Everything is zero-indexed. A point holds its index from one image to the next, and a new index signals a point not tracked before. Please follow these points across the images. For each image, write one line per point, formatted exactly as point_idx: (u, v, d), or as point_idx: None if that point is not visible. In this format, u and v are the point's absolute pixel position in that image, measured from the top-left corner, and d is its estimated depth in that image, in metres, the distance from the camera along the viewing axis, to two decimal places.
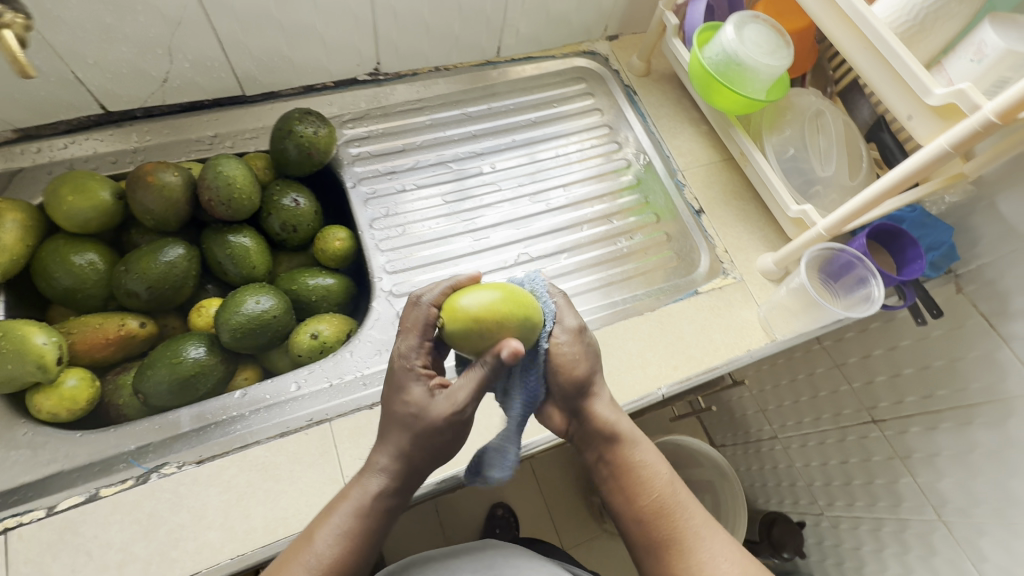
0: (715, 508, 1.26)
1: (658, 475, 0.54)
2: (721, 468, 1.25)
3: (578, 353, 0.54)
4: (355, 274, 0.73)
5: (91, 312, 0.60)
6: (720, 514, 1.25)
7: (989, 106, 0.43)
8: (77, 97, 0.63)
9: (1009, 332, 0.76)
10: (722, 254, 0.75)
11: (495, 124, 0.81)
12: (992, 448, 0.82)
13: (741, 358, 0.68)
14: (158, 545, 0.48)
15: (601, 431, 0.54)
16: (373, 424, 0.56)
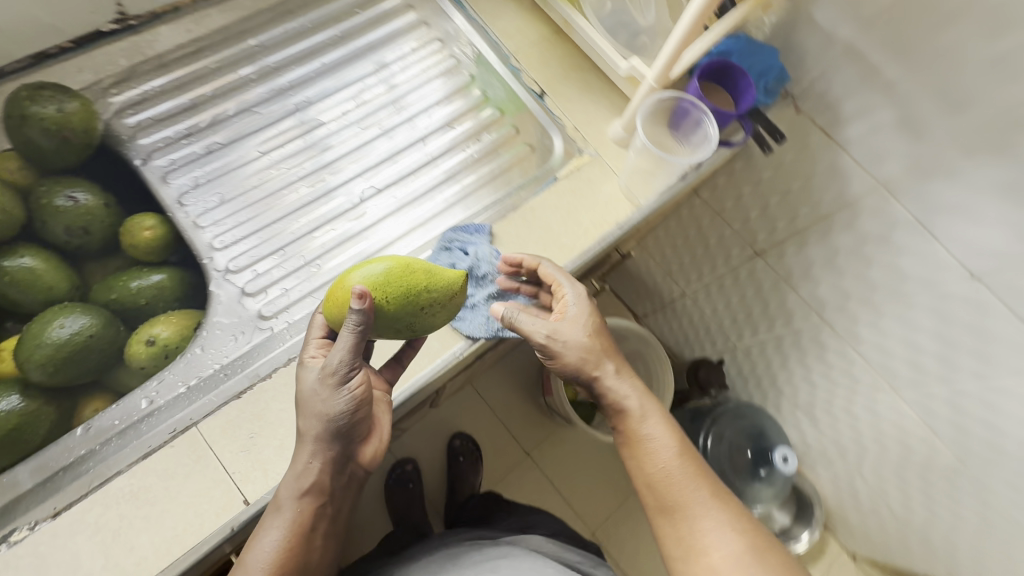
0: (648, 373, 1.36)
1: (666, 451, 0.58)
2: (644, 336, 1.33)
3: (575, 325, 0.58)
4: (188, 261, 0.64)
5: None
6: (653, 376, 1.35)
7: None
8: None
9: (845, 139, 0.81)
10: (573, 133, 0.71)
11: (296, 49, 0.71)
12: (851, 248, 0.90)
13: (611, 233, 0.67)
14: None
15: (611, 408, 0.59)
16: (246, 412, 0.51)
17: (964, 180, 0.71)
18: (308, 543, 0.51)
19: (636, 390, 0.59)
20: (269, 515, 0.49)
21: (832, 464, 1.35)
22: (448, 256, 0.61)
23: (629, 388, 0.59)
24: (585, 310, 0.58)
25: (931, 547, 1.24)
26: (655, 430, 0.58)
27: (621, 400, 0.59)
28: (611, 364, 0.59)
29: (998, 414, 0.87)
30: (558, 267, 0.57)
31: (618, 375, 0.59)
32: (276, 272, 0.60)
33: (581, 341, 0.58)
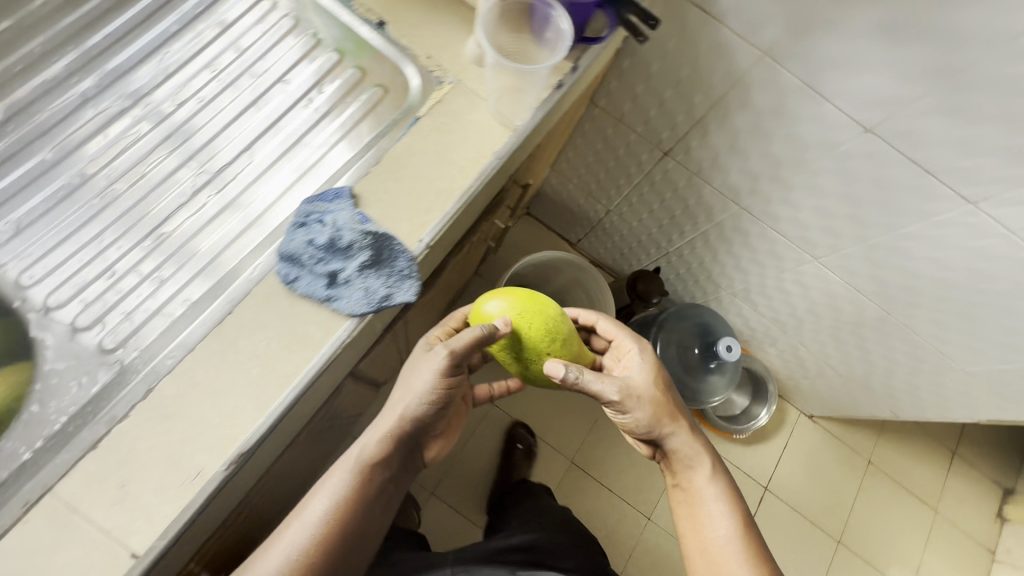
0: (589, 297, 1.35)
1: (715, 509, 0.82)
2: (574, 262, 1.32)
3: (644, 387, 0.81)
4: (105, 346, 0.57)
5: None
6: (593, 300, 1.33)
7: None
8: None
9: (721, 11, 0.74)
10: (426, 62, 0.63)
11: (71, 28, 0.60)
12: (751, 127, 0.87)
13: (490, 164, 0.61)
14: None
15: (680, 468, 0.86)
16: (110, 460, 0.45)
17: (839, 35, 0.67)
18: (361, 488, 0.71)
19: (686, 438, 0.84)
20: (355, 450, 0.72)
21: (776, 340, 1.41)
22: (305, 233, 0.53)
23: (690, 446, 0.84)
24: (648, 368, 0.83)
25: (872, 391, 1.34)
26: (691, 465, 0.85)
27: (682, 450, 0.85)
28: (678, 425, 0.83)
29: (910, 258, 0.91)
30: (618, 330, 0.87)
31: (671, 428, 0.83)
32: (106, 296, 0.52)
33: (649, 388, 0.81)
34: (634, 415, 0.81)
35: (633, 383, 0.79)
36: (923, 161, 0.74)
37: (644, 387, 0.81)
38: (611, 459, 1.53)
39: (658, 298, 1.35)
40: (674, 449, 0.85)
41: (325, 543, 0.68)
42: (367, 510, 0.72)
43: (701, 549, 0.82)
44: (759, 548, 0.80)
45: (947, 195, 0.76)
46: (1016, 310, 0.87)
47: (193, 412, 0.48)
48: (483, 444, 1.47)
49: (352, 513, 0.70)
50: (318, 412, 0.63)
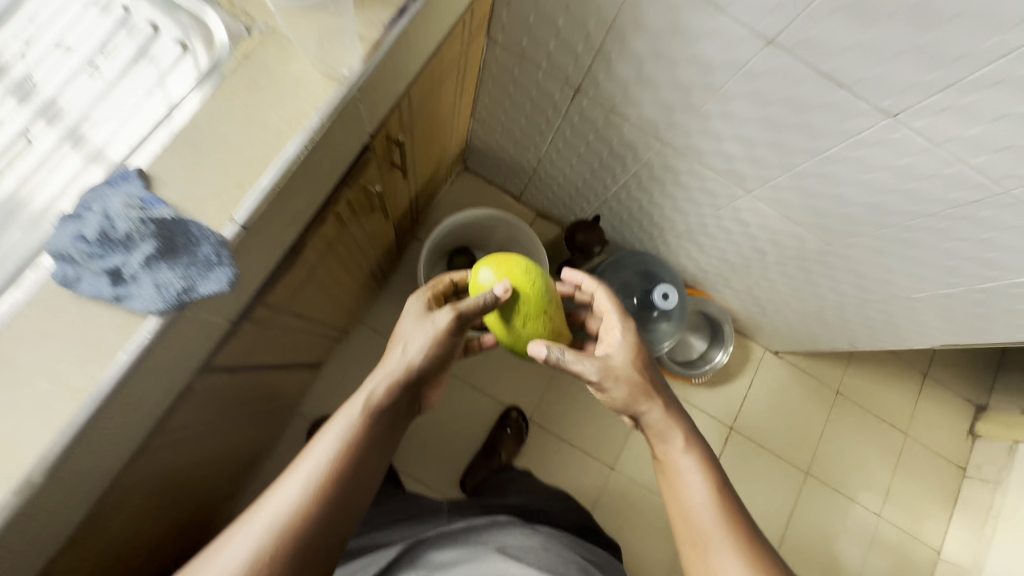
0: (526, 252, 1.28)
1: (698, 483, 0.77)
2: (503, 217, 1.24)
3: (624, 359, 0.80)
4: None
5: None
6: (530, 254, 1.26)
7: None
8: None
9: None
10: (230, 10, 0.55)
11: None
12: (651, 52, 0.78)
13: (311, 124, 0.53)
14: None
15: (660, 442, 0.82)
16: None
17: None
18: (348, 447, 0.72)
19: (663, 416, 0.81)
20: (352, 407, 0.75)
21: (729, 280, 1.35)
22: (75, 224, 0.46)
23: (666, 421, 0.80)
24: (629, 344, 0.81)
25: (829, 325, 1.28)
26: (671, 431, 0.81)
27: (658, 428, 0.82)
28: (652, 401, 0.80)
29: (839, 183, 0.83)
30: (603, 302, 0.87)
31: (642, 403, 0.81)
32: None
33: (627, 368, 0.80)
34: (613, 393, 0.81)
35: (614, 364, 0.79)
36: (831, 74, 0.65)
37: (620, 364, 0.81)
38: (572, 413, 1.52)
39: (599, 248, 1.28)
40: (649, 420, 0.82)
41: (316, 501, 0.67)
42: (360, 470, 0.72)
43: (682, 520, 0.77)
44: (744, 529, 0.73)
45: (862, 110, 0.67)
46: (954, 231, 0.80)
47: None
48: (438, 411, 1.45)
49: (355, 458, 0.72)
50: (169, 415, 0.59)
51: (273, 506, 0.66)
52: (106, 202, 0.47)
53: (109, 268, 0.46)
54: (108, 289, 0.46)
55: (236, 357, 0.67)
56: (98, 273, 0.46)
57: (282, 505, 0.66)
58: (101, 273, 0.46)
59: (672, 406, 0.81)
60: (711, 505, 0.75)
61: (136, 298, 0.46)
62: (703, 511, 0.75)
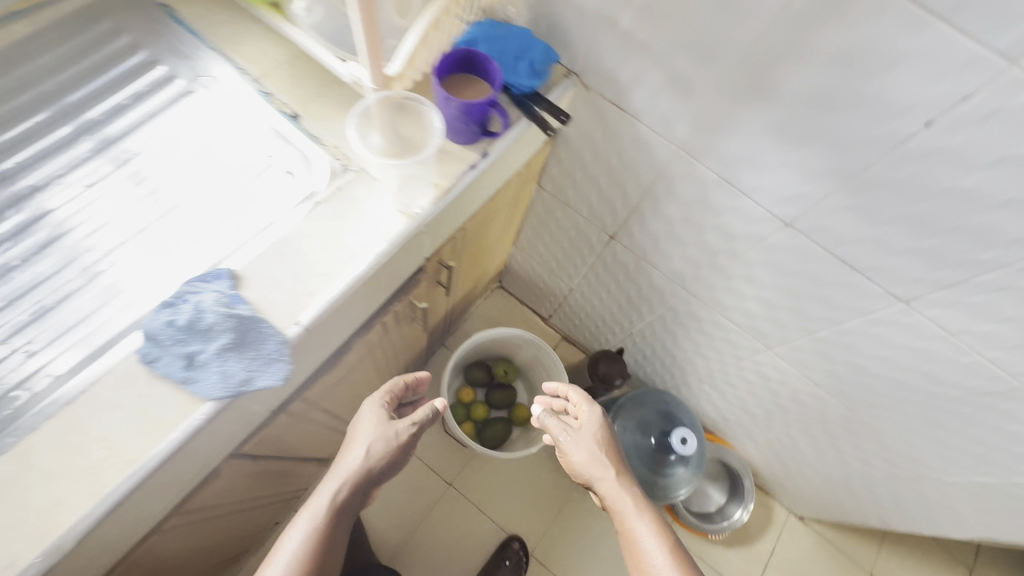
0: None
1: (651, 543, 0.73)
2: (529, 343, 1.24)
3: (593, 444, 0.83)
4: None
5: None
6: None
7: None
8: None
9: (635, 109, 0.76)
10: (335, 151, 0.66)
11: (71, 118, 0.66)
12: (683, 216, 0.87)
13: (383, 249, 0.62)
14: None
15: (618, 499, 0.78)
16: (18, 480, 0.47)
17: (769, 101, 0.63)
18: (339, 516, 0.71)
19: (630, 492, 0.79)
20: (351, 457, 0.73)
21: (749, 430, 1.32)
22: (166, 312, 0.53)
23: (618, 488, 0.79)
24: (597, 423, 0.86)
25: (855, 495, 1.22)
26: (651, 544, 0.73)
27: (612, 499, 0.79)
28: (609, 468, 0.81)
29: (860, 355, 0.86)
30: (584, 396, 0.90)
31: (618, 479, 0.80)
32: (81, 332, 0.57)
33: (589, 446, 0.83)
34: (575, 454, 0.83)
35: (580, 439, 0.84)
36: (878, 241, 0.68)
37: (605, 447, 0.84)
38: (574, 553, 1.41)
39: (620, 381, 1.31)
40: (609, 494, 0.79)
41: (341, 527, 0.71)
42: (341, 521, 0.71)
43: (631, 550, 0.75)
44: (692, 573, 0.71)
45: (877, 291, 0.74)
46: (975, 417, 0.81)
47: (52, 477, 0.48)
48: (437, 522, 1.38)
49: (337, 530, 0.70)
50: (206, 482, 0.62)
51: (306, 514, 0.69)
52: (215, 304, 0.54)
53: (237, 359, 0.53)
54: (232, 371, 0.53)
55: (260, 446, 0.68)
56: (223, 365, 0.52)
57: (346, 488, 0.71)
58: (225, 368, 0.52)
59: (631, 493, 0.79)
60: (668, 562, 0.71)
61: (256, 363, 0.53)
62: (634, 541, 0.75)
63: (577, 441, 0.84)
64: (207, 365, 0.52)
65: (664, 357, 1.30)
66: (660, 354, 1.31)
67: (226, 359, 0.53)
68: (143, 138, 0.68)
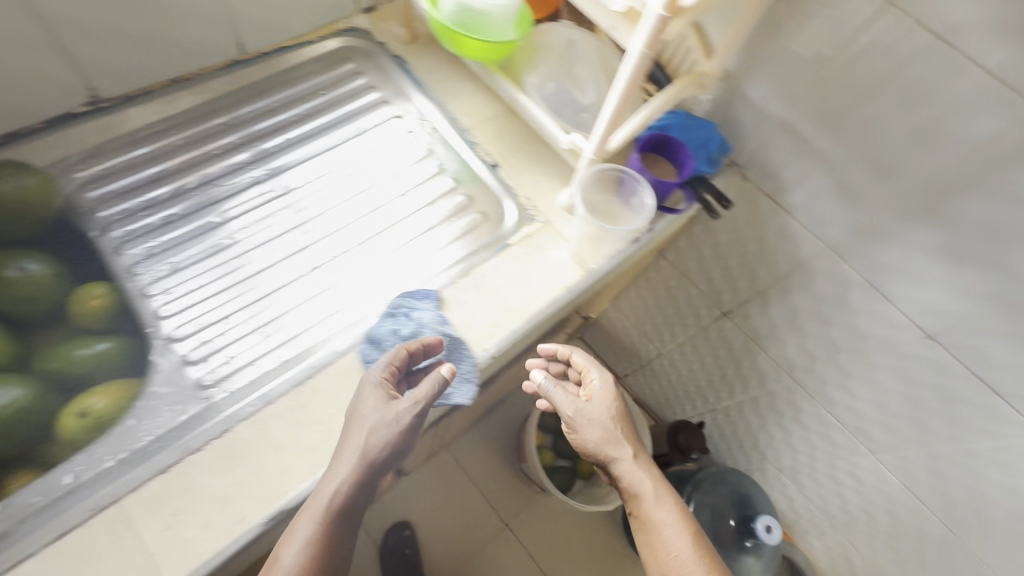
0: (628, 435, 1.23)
1: (677, 537, 0.61)
2: None
3: (605, 421, 0.66)
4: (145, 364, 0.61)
5: None
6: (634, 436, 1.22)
7: (637, 44, 0.47)
8: None
9: (791, 204, 0.82)
10: (525, 201, 0.74)
11: (272, 127, 0.75)
12: (812, 308, 0.90)
13: (562, 296, 0.68)
14: None
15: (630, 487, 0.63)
16: (253, 449, 0.53)
17: (941, 224, 0.68)
18: (345, 517, 0.50)
19: (650, 476, 0.64)
20: (347, 456, 0.51)
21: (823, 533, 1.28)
22: (392, 321, 0.60)
23: (636, 469, 0.64)
24: (612, 395, 0.68)
25: None
26: (676, 539, 0.61)
27: (635, 482, 0.64)
28: (629, 445, 0.65)
29: (979, 480, 0.86)
30: (588, 359, 0.71)
31: (639, 465, 0.65)
32: (260, 322, 0.61)
33: (604, 421, 0.66)
34: (587, 432, 0.65)
35: (591, 415, 0.66)
36: None
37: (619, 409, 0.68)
38: None
39: (697, 455, 1.29)
40: (633, 500, 0.64)
41: (342, 533, 0.50)
42: (345, 525, 0.50)
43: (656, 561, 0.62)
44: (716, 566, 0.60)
45: (1016, 419, 0.75)
46: None
47: (274, 452, 0.53)
48: (489, 562, 1.33)
49: (339, 531, 0.50)
50: None
51: (304, 520, 0.49)
52: (432, 323, 0.61)
53: (443, 376, 0.59)
54: (438, 385, 0.59)
55: None
56: (432, 379, 0.59)
57: (345, 489, 0.50)
58: (433, 382, 0.59)
59: (656, 482, 0.64)
60: (686, 543, 0.60)
61: (456, 383, 0.60)
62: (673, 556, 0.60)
63: (591, 425, 0.66)
64: (418, 376, 0.58)
65: (743, 440, 1.30)
66: (741, 436, 1.29)
67: (434, 375, 0.59)
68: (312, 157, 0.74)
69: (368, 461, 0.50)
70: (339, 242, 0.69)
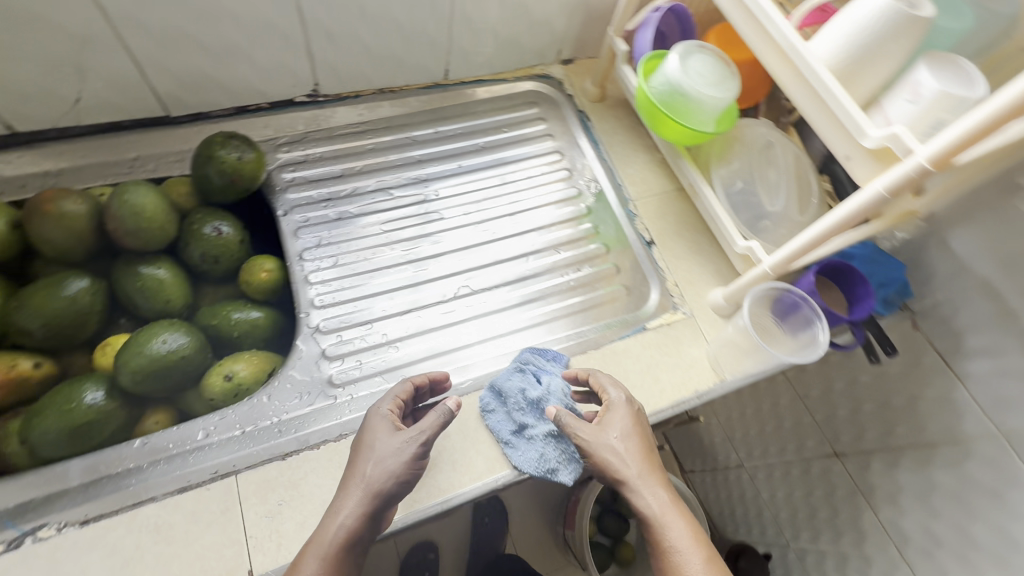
0: None
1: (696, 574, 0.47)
2: None
3: (612, 438, 0.52)
4: (280, 342, 0.65)
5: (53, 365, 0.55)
6: None
7: (880, 183, 0.44)
8: (24, 109, 0.59)
9: (965, 371, 0.67)
10: (672, 287, 0.71)
11: (446, 149, 0.77)
12: (953, 488, 0.69)
13: (689, 400, 0.63)
14: None
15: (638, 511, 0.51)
16: None
17: None
18: (349, 557, 0.46)
19: (662, 494, 0.51)
20: (352, 489, 0.48)
21: None
22: (521, 378, 0.60)
23: (646, 491, 0.50)
24: (626, 413, 0.54)
25: None
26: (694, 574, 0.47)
27: (647, 509, 0.50)
28: (640, 465, 0.52)
29: None
30: (607, 379, 0.57)
31: (645, 482, 0.51)
32: (388, 334, 0.63)
33: (612, 442, 0.52)
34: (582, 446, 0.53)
35: (593, 428, 0.53)
36: None
37: (625, 420, 0.54)
38: None
39: None
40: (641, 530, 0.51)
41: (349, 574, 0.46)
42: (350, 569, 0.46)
43: None
44: None
45: None
46: None
47: None
48: None
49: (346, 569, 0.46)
50: None
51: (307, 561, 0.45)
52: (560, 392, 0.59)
53: (555, 450, 0.57)
54: (548, 459, 0.56)
55: None
56: (543, 451, 0.56)
57: (352, 520, 0.46)
58: (544, 455, 0.56)
59: (672, 511, 0.50)
60: None
61: (566, 460, 0.57)
62: None
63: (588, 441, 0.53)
64: (530, 444, 0.57)
65: None
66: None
67: (547, 448, 0.57)
68: (466, 183, 0.76)
69: (371, 491, 0.47)
70: (472, 275, 0.69)
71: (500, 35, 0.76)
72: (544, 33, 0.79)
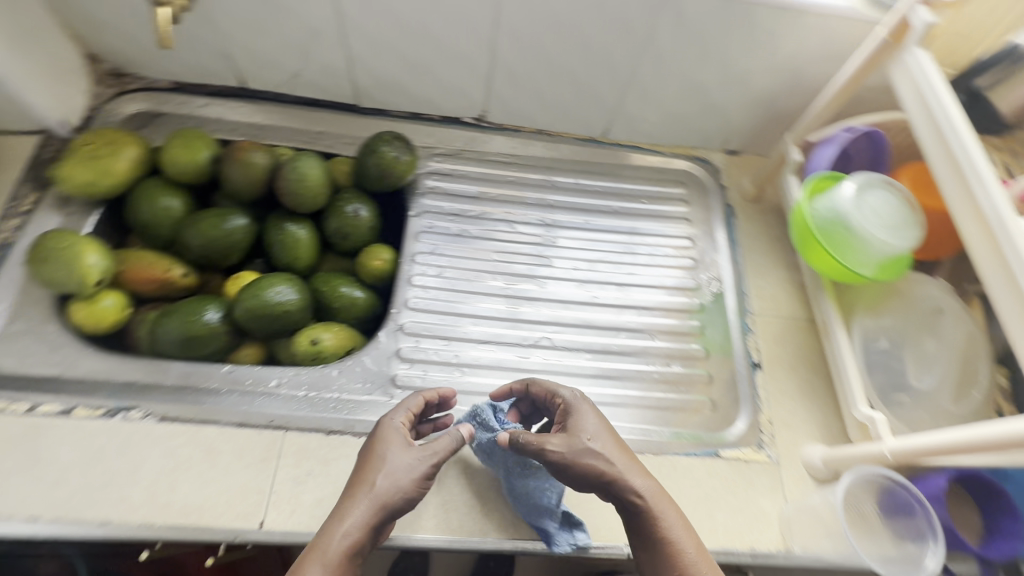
0: None
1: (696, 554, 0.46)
2: None
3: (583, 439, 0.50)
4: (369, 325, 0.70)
5: (195, 277, 0.65)
6: None
7: None
8: (259, 71, 0.72)
9: None
10: (764, 422, 0.64)
11: (579, 201, 0.78)
12: None
13: (740, 555, 0.55)
14: (162, 476, 0.52)
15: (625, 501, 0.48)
16: None
17: None
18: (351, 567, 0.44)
19: (651, 482, 0.49)
20: (359, 497, 0.47)
21: None
22: None
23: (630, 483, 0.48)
24: (592, 416, 0.52)
25: None
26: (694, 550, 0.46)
27: (637, 500, 0.48)
28: (619, 458, 0.49)
29: None
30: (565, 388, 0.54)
31: (632, 471, 0.49)
32: (459, 358, 0.65)
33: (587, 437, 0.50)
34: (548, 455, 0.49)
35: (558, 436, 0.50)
36: None
37: (593, 420, 0.52)
38: None
39: None
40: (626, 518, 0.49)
41: None
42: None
43: None
44: None
45: None
46: None
47: None
48: None
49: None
50: None
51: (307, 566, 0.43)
52: None
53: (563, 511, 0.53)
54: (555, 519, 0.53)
55: None
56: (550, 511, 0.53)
57: (358, 531, 0.45)
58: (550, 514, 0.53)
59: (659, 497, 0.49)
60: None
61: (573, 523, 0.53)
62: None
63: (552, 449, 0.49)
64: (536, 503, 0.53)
65: None
66: None
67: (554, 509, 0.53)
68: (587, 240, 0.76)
69: (380, 501, 0.47)
70: (558, 330, 0.69)
71: (671, 111, 0.76)
72: (717, 120, 0.77)
